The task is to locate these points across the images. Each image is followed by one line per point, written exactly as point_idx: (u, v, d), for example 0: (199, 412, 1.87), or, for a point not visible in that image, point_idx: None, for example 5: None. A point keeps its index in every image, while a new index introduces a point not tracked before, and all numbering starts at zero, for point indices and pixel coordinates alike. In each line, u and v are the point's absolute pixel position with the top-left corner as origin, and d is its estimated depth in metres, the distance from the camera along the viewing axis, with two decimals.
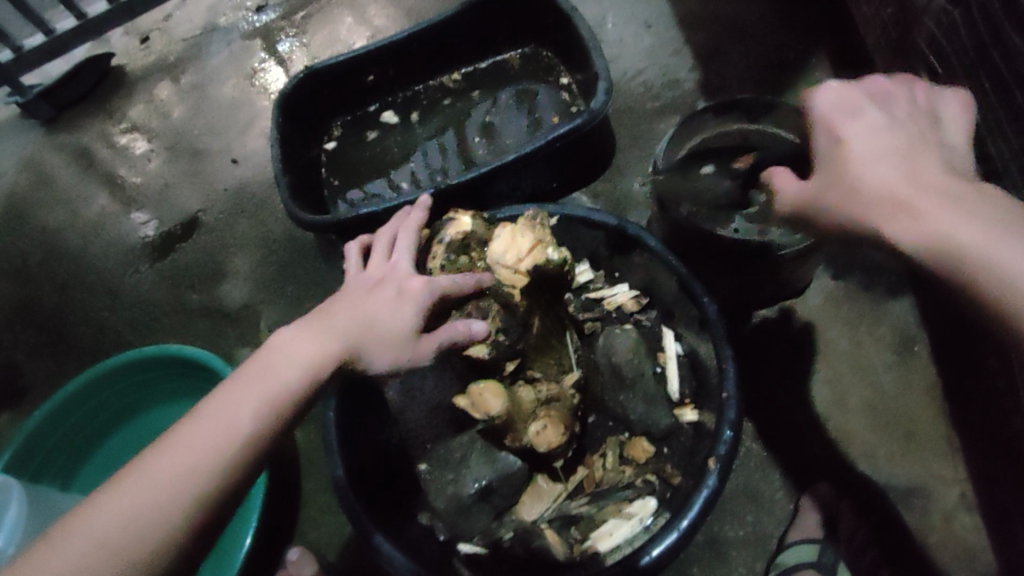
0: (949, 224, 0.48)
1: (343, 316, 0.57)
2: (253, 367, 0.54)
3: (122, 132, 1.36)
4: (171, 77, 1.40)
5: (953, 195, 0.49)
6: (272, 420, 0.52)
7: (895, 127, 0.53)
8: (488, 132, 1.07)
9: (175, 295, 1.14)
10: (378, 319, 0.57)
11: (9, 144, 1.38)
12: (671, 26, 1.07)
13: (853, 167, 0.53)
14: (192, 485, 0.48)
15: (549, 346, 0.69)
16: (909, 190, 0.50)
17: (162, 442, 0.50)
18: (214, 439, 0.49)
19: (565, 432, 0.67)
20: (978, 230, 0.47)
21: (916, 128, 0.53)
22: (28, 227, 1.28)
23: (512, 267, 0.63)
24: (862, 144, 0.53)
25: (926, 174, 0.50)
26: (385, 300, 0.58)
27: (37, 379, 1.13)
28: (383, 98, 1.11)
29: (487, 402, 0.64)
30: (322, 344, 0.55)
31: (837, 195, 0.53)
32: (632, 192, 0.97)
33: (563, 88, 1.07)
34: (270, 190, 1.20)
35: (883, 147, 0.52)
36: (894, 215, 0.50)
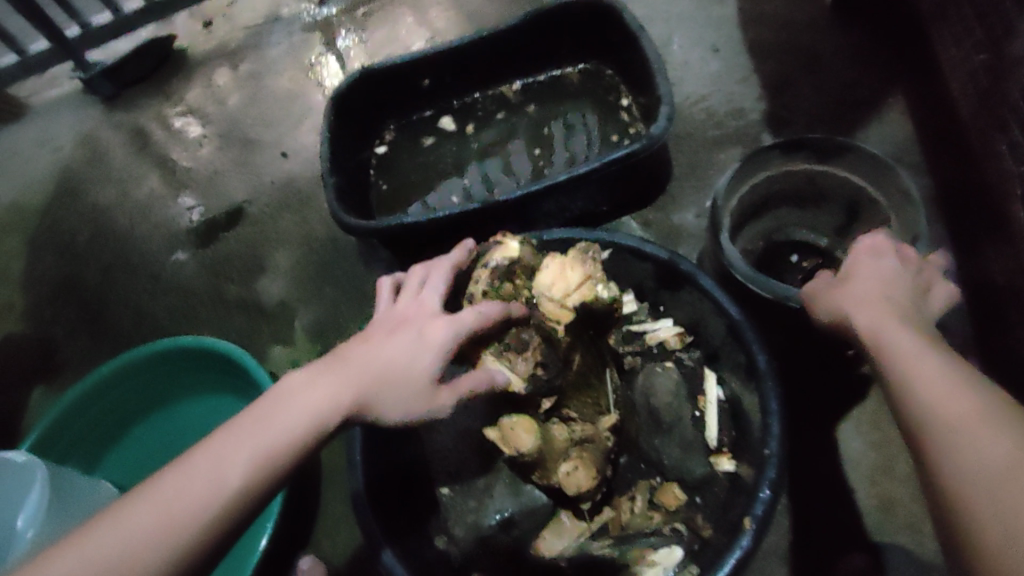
0: (901, 343, 0.50)
1: (355, 364, 0.54)
2: (256, 411, 0.52)
3: (178, 115, 1.38)
4: (230, 64, 1.41)
5: (921, 331, 0.51)
6: (265, 472, 0.49)
7: (901, 269, 0.57)
8: (544, 148, 1.05)
9: (214, 284, 1.14)
10: (393, 368, 0.54)
11: (70, 119, 1.41)
12: (740, 54, 1.03)
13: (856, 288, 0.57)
14: (169, 538, 0.45)
15: (587, 386, 0.66)
16: (880, 308, 0.54)
17: (149, 486, 0.47)
18: (203, 492, 0.47)
19: (596, 476, 0.64)
20: (936, 376, 0.47)
21: (915, 273, 0.57)
22: (79, 203, 1.30)
23: (558, 301, 0.61)
24: (864, 262, 0.59)
25: (904, 305, 0.54)
26: (401, 349, 0.55)
27: (73, 356, 1.14)
28: (437, 105, 1.10)
29: (519, 438, 0.61)
30: (330, 393, 0.52)
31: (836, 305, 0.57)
32: (685, 224, 0.93)
33: (623, 108, 1.03)
34: (316, 187, 1.20)
35: (876, 273, 0.57)
36: (859, 325, 0.54)
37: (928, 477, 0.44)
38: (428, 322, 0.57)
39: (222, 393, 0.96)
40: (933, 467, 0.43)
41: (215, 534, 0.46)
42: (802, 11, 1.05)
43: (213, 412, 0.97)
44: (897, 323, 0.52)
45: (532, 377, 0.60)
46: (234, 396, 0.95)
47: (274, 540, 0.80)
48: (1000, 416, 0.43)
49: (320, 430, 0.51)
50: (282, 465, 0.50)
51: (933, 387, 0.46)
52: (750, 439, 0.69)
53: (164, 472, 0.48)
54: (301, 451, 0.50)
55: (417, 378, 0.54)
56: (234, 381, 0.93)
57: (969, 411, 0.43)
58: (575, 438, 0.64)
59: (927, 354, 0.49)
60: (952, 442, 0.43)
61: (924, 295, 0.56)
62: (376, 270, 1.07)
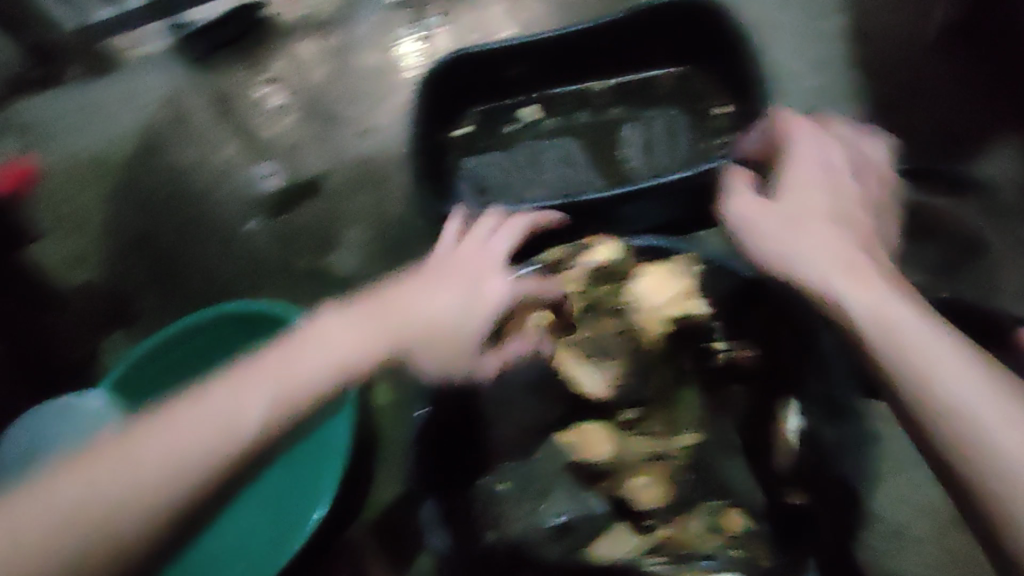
0: (914, 341, 0.54)
1: (388, 315, 0.62)
2: (296, 344, 0.58)
3: (261, 83, 1.39)
4: (315, 36, 1.42)
5: (894, 293, 0.58)
6: (300, 403, 0.55)
7: (838, 205, 0.66)
8: (629, 147, 1.03)
9: (287, 256, 1.17)
10: (431, 321, 0.62)
11: (156, 76, 1.43)
12: (848, 72, 1.01)
13: (816, 231, 0.63)
14: (202, 454, 0.51)
15: (665, 405, 0.78)
16: (848, 263, 0.60)
17: (189, 402, 0.54)
18: (237, 415, 0.53)
19: (666, 493, 0.75)
20: (928, 345, 0.53)
21: (840, 199, 0.67)
22: (159, 161, 1.32)
23: (657, 312, 0.78)
24: (802, 195, 0.67)
25: (883, 285, 0.58)
26: (428, 311, 0.63)
27: (148, 309, 1.20)
28: (524, 94, 1.09)
29: (597, 443, 0.77)
30: (356, 344, 0.59)
31: (799, 244, 0.63)
32: None
33: (716, 117, 1.01)
34: (393, 167, 1.20)
35: (839, 242, 0.62)
36: (855, 308, 0.57)
37: (985, 520, 0.48)
38: (474, 279, 0.67)
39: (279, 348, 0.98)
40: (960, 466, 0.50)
41: (250, 456, 0.52)
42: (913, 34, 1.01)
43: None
44: (911, 317, 0.55)
45: (616, 382, 0.79)
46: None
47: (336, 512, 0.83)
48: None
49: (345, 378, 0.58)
50: (312, 403, 0.56)
51: (966, 396, 0.50)
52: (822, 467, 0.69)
53: (197, 393, 0.54)
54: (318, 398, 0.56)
55: (437, 337, 0.62)
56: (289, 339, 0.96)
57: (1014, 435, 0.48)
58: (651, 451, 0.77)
59: (953, 358, 0.52)
60: (1000, 458, 0.48)
61: (864, 224, 0.65)
62: None
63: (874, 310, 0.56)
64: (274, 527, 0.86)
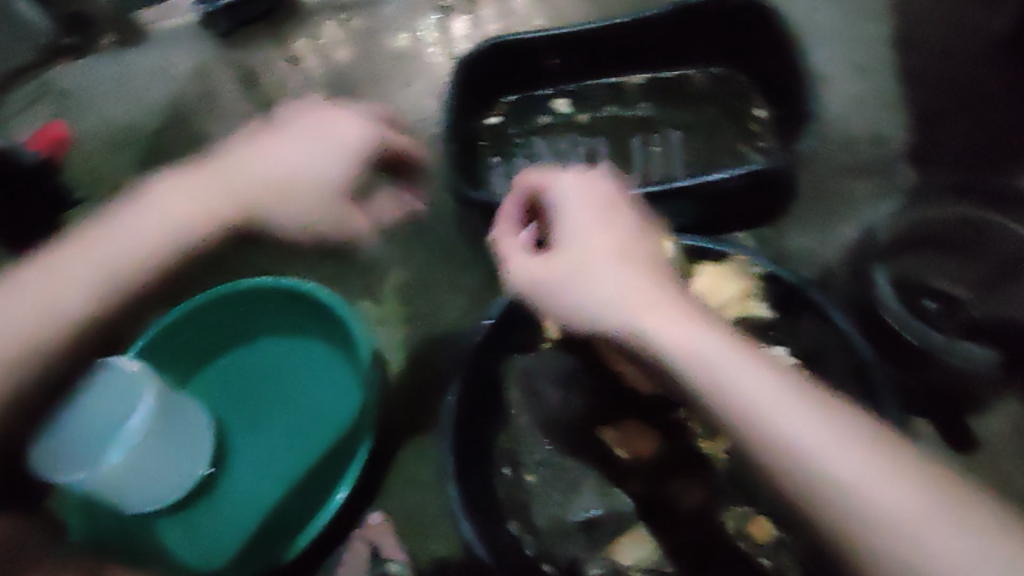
0: (754, 391, 0.49)
1: (226, 171, 0.74)
2: (144, 199, 0.72)
3: (289, 62, 1.39)
4: (344, 17, 1.42)
5: (693, 325, 0.53)
6: (162, 251, 0.70)
7: (597, 232, 0.59)
8: (663, 145, 1.00)
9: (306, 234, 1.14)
10: (280, 175, 0.74)
11: (186, 49, 1.44)
12: (888, 80, 0.99)
13: (591, 270, 0.56)
14: (60, 307, 0.66)
15: None
16: (638, 301, 0.54)
17: (46, 259, 0.68)
18: (106, 267, 0.68)
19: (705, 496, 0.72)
20: (748, 385, 0.50)
21: (613, 226, 0.60)
22: (190, 137, 1.35)
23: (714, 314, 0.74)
24: (574, 229, 0.60)
25: (699, 321, 0.54)
26: (268, 164, 0.75)
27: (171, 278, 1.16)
28: (556, 85, 1.06)
29: (637, 442, 0.75)
30: (187, 208, 0.72)
31: (590, 288, 0.56)
32: (803, 249, 0.90)
33: (756, 119, 0.99)
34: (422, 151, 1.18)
35: (638, 283, 0.55)
36: (693, 365, 0.51)
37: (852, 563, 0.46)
38: (330, 148, 0.76)
39: (308, 324, 0.96)
40: (815, 517, 0.47)
41: (117, 305, 0.69)
42: (961, 44, 1.00)
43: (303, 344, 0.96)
44: (745, 365, 0.51)
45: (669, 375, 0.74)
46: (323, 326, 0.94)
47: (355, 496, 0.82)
48: (897, 468, 0.46)
49: (193, 232, 0.72)
50: (155, 261, 0.70)
51: (797, 436, 0.47)
52: None
53: (56, 252, 0.68)
54: (163, 252, 0.71)
55: (270, 189, 0.74)
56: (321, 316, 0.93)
57: (906, 497, 0.45)
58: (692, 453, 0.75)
59: (785, 406, 0.48)
60: (862, 514, 0.45)
61: (633, 239, 0.59)
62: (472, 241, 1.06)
63: (676, 346, 0.52)
64: (301, 507, 0.85)
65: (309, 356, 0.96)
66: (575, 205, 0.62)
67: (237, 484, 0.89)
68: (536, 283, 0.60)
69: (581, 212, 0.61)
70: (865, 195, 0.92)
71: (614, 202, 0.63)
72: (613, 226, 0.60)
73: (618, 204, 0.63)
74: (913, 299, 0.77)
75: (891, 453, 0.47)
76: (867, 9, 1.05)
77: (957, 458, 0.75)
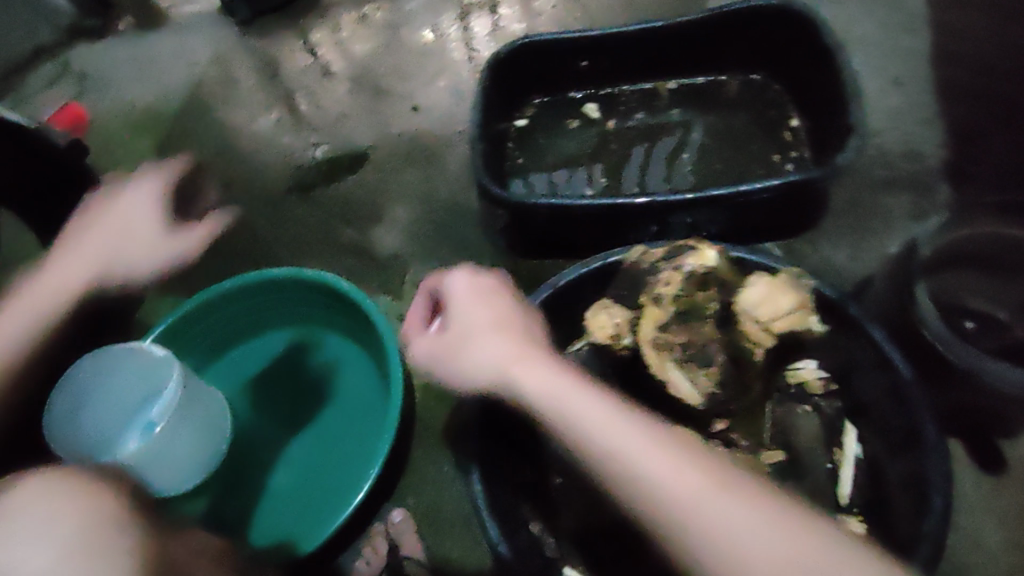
0: (637, 444, 0.48)
1: (86, 251, 0.74)
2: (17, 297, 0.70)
3: (312, 52, 1.38)
4: (368, 10, 1.41)
5: (588, 398, 0.52)
6: (33, 333, 0.69)
7: (483, 314, 0.60)
8: (690, 151, 1.01)
9: (328, 227, 1.14)
10: (117, 249, 0.76)
11: (208, 36, 1.44)
12: (927, 94, 0.99)
13: (473, 353, 0.57)
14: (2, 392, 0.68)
15: (752, 418, 0.67)
16: (525, 373, 0.54)
17: None
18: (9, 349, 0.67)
19: None
20: (642, 457, 0.47)
21: (497, 308, 0.61)
22: (206, 120, 1.32)
23: (762, 326, 0.62)
24: (461, 314, 0.61)
25: (583, 381, 0.54)
26: (113, 244, 0.76)
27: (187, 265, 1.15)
28: (586, 89, 1.06)
29: None
30: (61, 283, 0.72)
31: (480, 368, 0.56)
32: (834, 263, 0.89)
33: (789, 130, 0.99)
34: (446, 147, 1.17)
35: (524, 350, 0.56)
36: (571, 420, 0.51)
37: None
38: (141, 222, 0.78)
39: (326, 316, 0.98)
40: None
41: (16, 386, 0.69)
42: (997, 64, 0.99)
43: (319, 334, 0.99)
44: (626, 422, 0.50)
45: (709, 395, 0.62)
46: (340, 319, 0.96)
47: (372, 495, 0.81)
48: (788, 519, 0.44)
49: (74, 297, 0.73)
50: (30, 337, 0.69)
51: (701, 516, 0.45)
52: (886, 500, 0.65)
53: None
54: (59, 301, 0.72)
55: (133, 240, 0.77)
56: (341, 308, 0.94)
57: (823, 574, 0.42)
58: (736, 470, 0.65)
59: (659, 453, 0.47)
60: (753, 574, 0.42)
61: (516, 319, 0.60)
62: (494, 240, 1.04)
63: (567, 422, 0.51)
64: (325, 499, 0.87)
65: (326, 350, 0.98)
66: (468, 290, 0.62)
67: (259, 473, 0.90)
68: (436, 360, 0.60)
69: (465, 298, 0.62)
70: (898, 212, 0.91)
71: (496, 288, 0.64)
72: (498, 309, 0.61)
73: (499, 288, 0.64)
74: (953, 317, 0.78)
75: (786, 509, 0.45)
76: (902, 25, 1.05)
77: (992, 484, 0.73)
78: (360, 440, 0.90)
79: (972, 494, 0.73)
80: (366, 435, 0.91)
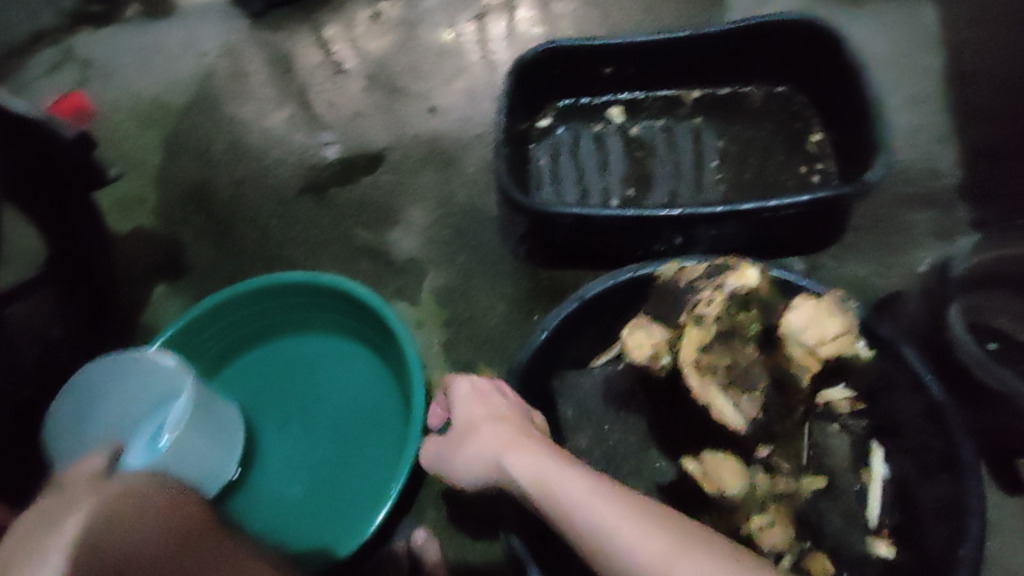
0: (606, 519, 0.49)
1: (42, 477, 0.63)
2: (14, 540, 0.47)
3: (324, 48, 1.36)
4: (383, 6, 1.39)
5: (564, 465, 0.55)
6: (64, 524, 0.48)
7: (480, 407, 0.66)
8: (720, 160, 1.00)
9: (342, 227, 1.12)
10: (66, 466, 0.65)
11: (218, 27, 1.42)
12: (945, 111, 0.99)
13: (469, 441, 0.63)
14: None
15: (792, 443, 0.70)
16: (507, 450, 0.58)
17: None
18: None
19: (788, 537, 0.67)
20: (606, 511, 0.49)
21: (493, 402, 0.66)
22: (215, 114, 1.31)
23: (809, 349, 0.64)
24: (463, 412, 0.67)
25: (566, 462, 0.55)
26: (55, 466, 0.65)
27: (197, 263, 1.15)
28: (610, 95, 1.05)
29: (724, 479, 0.67)
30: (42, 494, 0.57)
31: (474, 454, 0.61)
32: (856, 279, 0.89)
33: (812, 142, 0.99)
34: (463, 149, 1.16)
35: (513, 436, 0.60)
36: (549, 500, 0.53)
37: None
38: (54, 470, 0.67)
39: (339, 321, 0.97)
40: None
41: None
42: None
43: (332, 338, 0.99)
44: (599, 498, 0.50)
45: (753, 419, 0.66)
46: (354, 324, 0.96)
47: (395, 510, 0.81)
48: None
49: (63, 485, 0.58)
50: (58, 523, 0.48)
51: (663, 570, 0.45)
52: (917, 528, 0.65)
53: None
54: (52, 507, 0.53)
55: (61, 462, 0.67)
56: (354, 313, 0.93)
57: None
58: (773, 491, 0.70)
59: (626, 512, 0.49)
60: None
61: (510, 411, 0.65)
62: (512, 246, 1.03)
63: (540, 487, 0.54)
64: (356, 502, 0.87)
65: (340, 355, 0.98)
66: (467, 393, 0.68)
67: (285, 478, 0.91)
68: (445, 461, 0.66)
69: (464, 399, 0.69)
70: (921, 229, 0.91)
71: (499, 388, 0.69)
72: (496, 404, 0.66)
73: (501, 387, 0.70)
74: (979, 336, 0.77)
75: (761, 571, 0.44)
76: (921, 42, 1.06)
77: (1017, 506, 0.73)
78: (378, 447, 0.91)
79: (999, 516, 0.73)
80: (382, 443, 0.91)
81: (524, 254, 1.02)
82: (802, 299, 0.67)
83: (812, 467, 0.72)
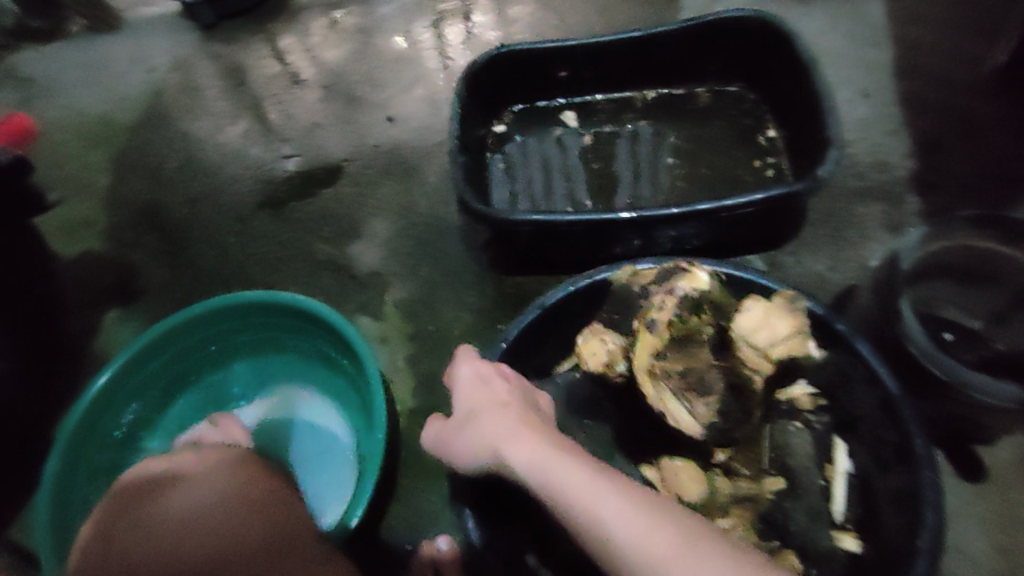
0: (615, 527, 0.48)
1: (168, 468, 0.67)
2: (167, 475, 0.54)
3: (278, 59, 1.34)
4: (336, 15, 1.38)
5: (570, 458, 0.55)
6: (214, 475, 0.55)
7: (486, 392, 0.66)
8: (678, 157, 1.01)
9: (304, 242, 1.11)
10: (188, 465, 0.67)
11: (167, 41, 1.39)
12: (892, 105, 1.01)
13: (475, 425, 0.63)
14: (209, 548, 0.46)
15: (753, 443, 0.71)
16: (515, 439, 0.58)
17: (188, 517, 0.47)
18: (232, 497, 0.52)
19: (754, 538, 0.67)
20: (613, 504, 0.49)
21: (498, 389, 0.66)
22: (169, 130, 1.28)
23: (757, 351, 0.69)
24: (468, 397, 0.67)
25: (568, 453, 0.55)
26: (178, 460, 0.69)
27: (151, 285, 1.13)
28: (565, 98, 1.05)
29: (684, 483, 0.68)
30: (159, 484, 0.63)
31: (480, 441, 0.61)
32: (814, 275, 0.90)
33: (765, 138, 1.00)
34: (421, 158, 1.15)
35: (518, 426, 0.60)
36: (544, 482, 0.54)
37: None
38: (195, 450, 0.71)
39: (302, 340, 0.95)
40: None
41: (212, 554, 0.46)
42: (961, 78, 1.03)
43: (297, 357, 0.98)
44: (608, 505, 0.49)
45: (709, 421, 0.69)
46: (316, 341, 0.94)
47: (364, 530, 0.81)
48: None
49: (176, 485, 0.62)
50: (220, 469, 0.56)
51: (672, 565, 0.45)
52: (878, 518, 0.66)
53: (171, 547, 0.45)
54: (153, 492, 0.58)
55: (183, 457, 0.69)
56: (314, 332, 0.92)
57: None
58: (736, 494, 0.70)
59: (630, 509, 0.49)
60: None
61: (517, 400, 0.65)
62: (473, 254, 1.03)
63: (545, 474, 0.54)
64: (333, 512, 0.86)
65: (304, 377, 0.97)
66: (470, 379, 0.68)
67: None
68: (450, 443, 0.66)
69: (468, 385, 0.68)
70: (872, 221, 0.93)
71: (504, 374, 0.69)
72: (502, 391, 0.66)
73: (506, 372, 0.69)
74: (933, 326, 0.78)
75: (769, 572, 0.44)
76: (868, 37, 1.08)
77: (975, 493, 0.75)
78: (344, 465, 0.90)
79: (956, 501, 0.74)
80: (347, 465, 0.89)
81: (487, 262, 1.02)
82: (752, 301, 0.70)
83: (772, 469, 0.73)
